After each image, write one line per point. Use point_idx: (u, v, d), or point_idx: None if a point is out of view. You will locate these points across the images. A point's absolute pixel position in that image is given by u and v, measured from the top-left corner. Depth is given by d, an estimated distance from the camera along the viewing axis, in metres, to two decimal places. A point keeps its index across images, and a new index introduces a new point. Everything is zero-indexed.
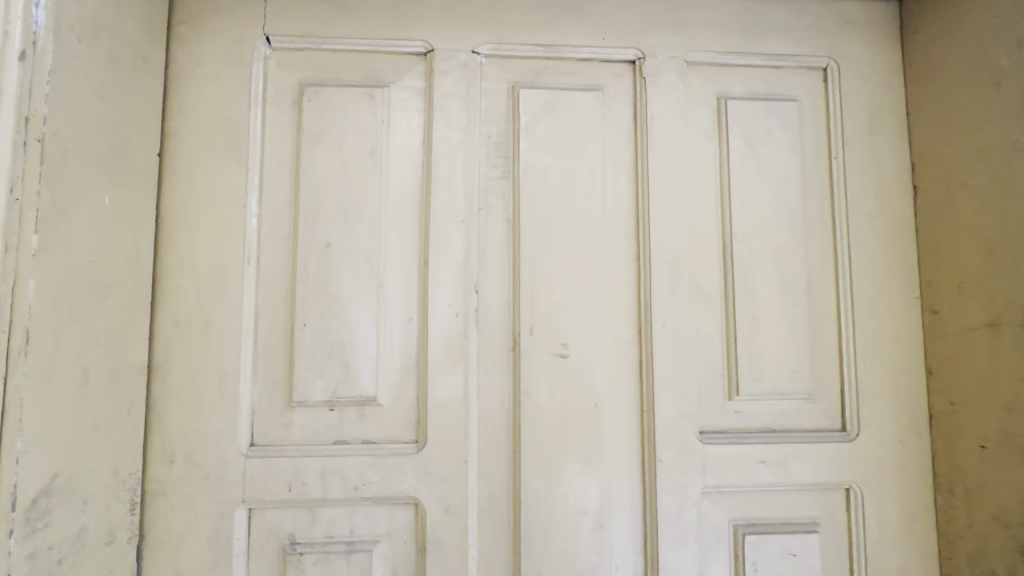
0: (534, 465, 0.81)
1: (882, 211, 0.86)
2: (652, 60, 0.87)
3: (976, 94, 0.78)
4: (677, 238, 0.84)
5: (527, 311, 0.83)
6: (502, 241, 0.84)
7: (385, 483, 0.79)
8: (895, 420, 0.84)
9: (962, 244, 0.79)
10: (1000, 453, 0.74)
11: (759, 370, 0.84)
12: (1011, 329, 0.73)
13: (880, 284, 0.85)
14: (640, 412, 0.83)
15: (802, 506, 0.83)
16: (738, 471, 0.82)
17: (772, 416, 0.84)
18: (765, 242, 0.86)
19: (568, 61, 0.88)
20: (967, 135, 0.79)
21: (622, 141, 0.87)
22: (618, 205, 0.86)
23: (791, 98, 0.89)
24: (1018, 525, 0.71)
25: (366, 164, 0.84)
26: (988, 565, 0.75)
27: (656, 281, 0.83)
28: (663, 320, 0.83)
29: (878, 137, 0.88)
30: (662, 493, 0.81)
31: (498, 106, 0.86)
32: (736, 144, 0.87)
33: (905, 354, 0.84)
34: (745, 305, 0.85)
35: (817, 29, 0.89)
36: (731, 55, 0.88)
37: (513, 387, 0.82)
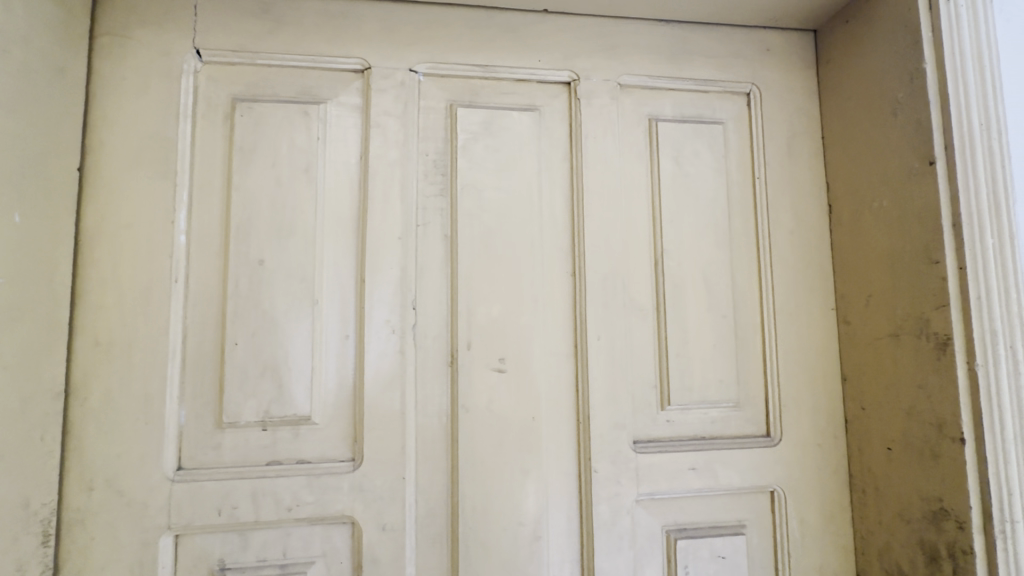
0: (472, 479, 0.81)
1: (799, 227, 0.92)
2: (585, 82, 0.90)
3: (877, 121, 0.84)
4: (611, 254, 0.87)
5: (464, 326, 0.84)
6: (440, 257, 0.85)
7: (319, 503, 0.78)
8: (813, 424, 0.89)
9: (869, 259, 0.85)
10: (902, 454, 0.79)
11: (688, 380, 0.88)
12: (909, 339, 0.78)
13: (798, 296, 0.91)
14: (576, 424, 0.85)
15: (730, 509, 0.87)
16: (670, 478, 0.85)
17: (701, 424, 0.88)
18: (693, 257, 0.90)
19: (505, 81, 0.90)
20: (871, 159, 0.85)
21: (557, 160, 0.90)
22: (554, 222, 0.88)
23: (716, 120, 0.94)
24: (919, 522, 0.76)
25: (301, 180, 0.83)
26: (894, 558, 0.80)
27: (592, 297, 0.86)
28: (598, 334, 0.85)
29: (796, 159, 0.94)
30: (597, 502, 0.83)
31: (436, 124, 0.87)
32: (666, 164, 0.91)
33: (822, 362, 0.90)
34: (676, 317, 0.89)
35: (739, 56, 0.95)
36: (660, 79, 0.92)
37: (451, 402, 0.83)
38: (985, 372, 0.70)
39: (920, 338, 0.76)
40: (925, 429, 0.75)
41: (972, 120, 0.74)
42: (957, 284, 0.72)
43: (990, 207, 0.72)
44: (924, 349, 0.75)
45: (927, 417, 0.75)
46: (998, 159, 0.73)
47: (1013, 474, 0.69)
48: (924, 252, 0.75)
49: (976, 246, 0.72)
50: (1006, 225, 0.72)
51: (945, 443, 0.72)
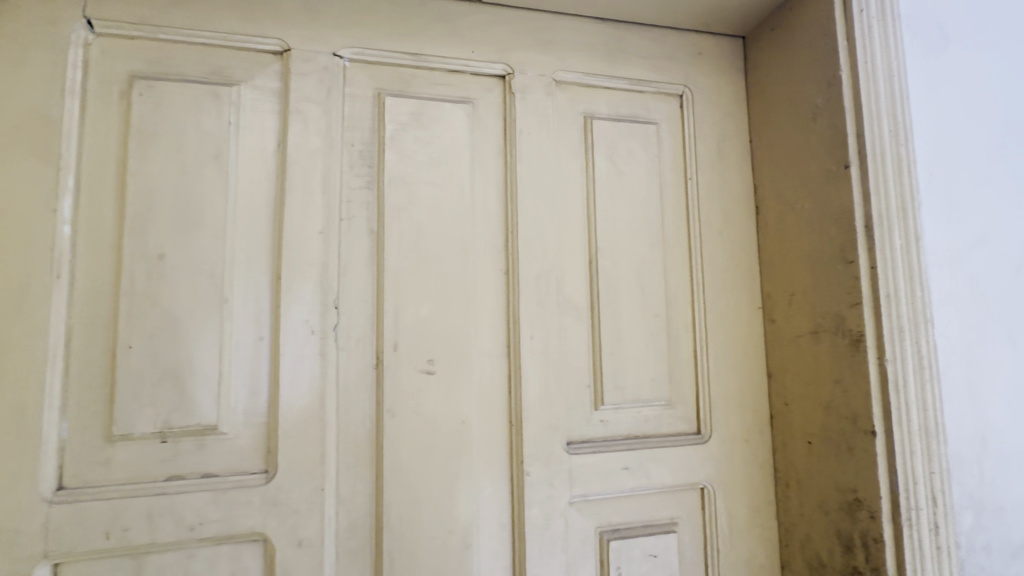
0: (397, 488, 0.77)
1: (728, 228, 0.94)
2: (520, 76, 0.88)
3: (799, 126, 0.87)
4: (545, 252, 0.86)
5: (391, 326, 0.79)
6: (365, 253, 0.80)
7: (226, 520, 0.72)
8: (740, 420, 0.91)
9: (791, 259, 0.87)
10: (821, 447, 0.81)
11: (622, 380, 0.88)
12: (827, 336, 0.80)
13: (727, 295, 0.93)
14: (508, 426, 0.82)
15: (662, 508, 0.87)
16: (603, 479, 0.84)
17: (635, 423, 0.88)
18: (627, 256, 0.90)
19: (437, 71, 0.86)
20: (793, 162, 0.87)
21: (491, 155, 0.87)
22: (487, 219, 0.85)
23: (650, 120, 0.95)
24: (835, 512, 0.79)
25: (210, 167, 0.76)
26: (814, 549, 0.83)
27: (525, 295, 0.84)
28: (531, 334, 0.83)
29: (725, 161, 0.96)
30: (529, 506, 0.81)
31: (363, 113, 0.83)
32: (600, 162, 0.91)
33: (749, 359, 0.92)
34: (610, 316, 0.88)
35: (672, 58, 0.96)
36: (596, 77, 0.92)
37: (377, 406, 0.78)
38: (894, 367, 0.73)
39: (837, 335, 0.78)
40: (841, 423, 0.78)
41: (882, 126, 0.77)
42: (870, 282, 0.75)
43: (897, 210, 0.76)
44: (840, 346, 0.78)
45: (842, 411, 0.77)
46: (905, 165, 0.77)
47: (918, 463, 0.72)
48: (840, 252, 0.78)
49: (886, 247, 0.75)
50: (911, 227, 0.76)
51: (859, 435, 0.75)
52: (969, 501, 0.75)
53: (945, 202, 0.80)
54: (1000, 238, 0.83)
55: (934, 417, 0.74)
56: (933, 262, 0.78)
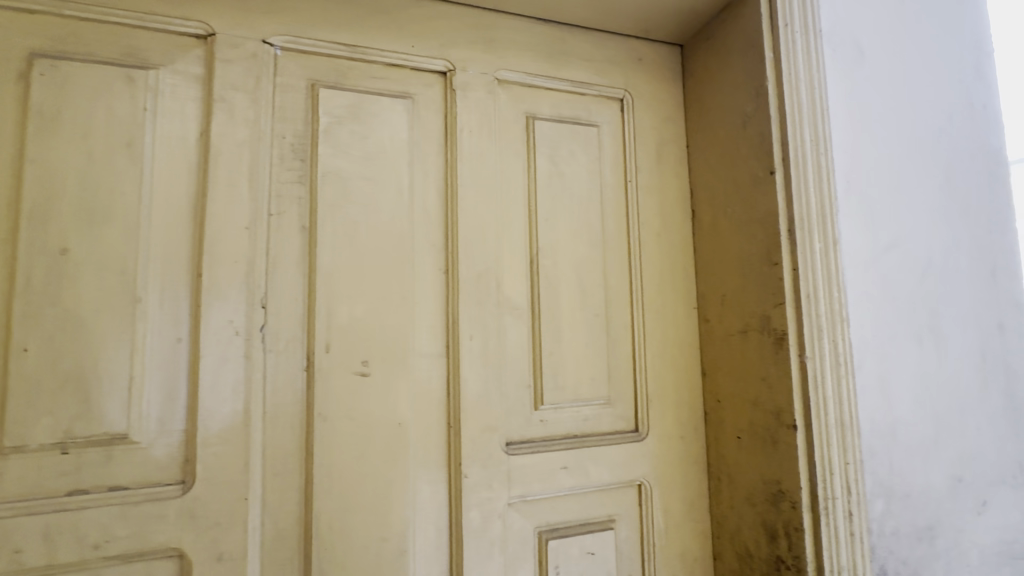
0: (328, 495, 0.74)
1: (666, 230, 0.97)
2: (461, 74, 0.87)
3: (730, 132, 0.90)
4: (485, 252, 0.85)
5: (322, 326, 0.76)
6: (297, 251, 0.77)
7: (137, 536, 0.67)
8: (676, 417, 0.94)
9: (723, 261, 0.90)
10: (749, 442, 0.84)
11: (561, 379, 0.88)
12: (755, 335, 0.84)
13: (663, 296, 0.95)
14: (447, 428, 0.81)
15: (600, 505, 0.88)
16: (541, 479, 0.84)
17: (574, 422, 0.88)
18: (567, 256, 0.91)
19: (375, 64, 0.84)
20: (725, 167, 0.91)
21: (431, 152, 0.86)
22: (426, 217, 0.84)
23: (592, 123, 0.96)
24: (761, 504, 0.82)
25: (122, 156, 0.71)
26: (743, 539, 0.86)
27: (464, 295, 0.83)
28: (471, 334, 0.83)
29: (663, 165, 0.98)
30: (467, 508, 0.80)
31: (295, 104, 0.79)
32: (542, 163, 0.91)
33: (684, 358, 0.95)
34: (550, 317, 0.88)
35: (613, 62, 0.98)
36: (538, 77, 0.92)
37: (307, 410, 0.75)
38: (813, 363, 0.77)
39: (763, 334, 0.82)
40: (766, 418, 0.81)
41: (804, 136, 0.81)
42: (792, 283, 0.79)
43: (817, 215, 0.80)
44: (766, 344, 0.82)
45: (768, 406, 0.81)
46: (824, 172, 0.82)
47: (833, 454, 0.76)
48: (766, 255, 0.82)
49: (806, 250, 0.79)
50: (829, 231, 0.81)
51: (782, 429, 0.79)
52: (879, 489, 0.80)
53: (860, 208, 0.85)
54: (910, 242, 0.88)
55: (848, 410, 0.78)
56: (849, 264, 0.82)
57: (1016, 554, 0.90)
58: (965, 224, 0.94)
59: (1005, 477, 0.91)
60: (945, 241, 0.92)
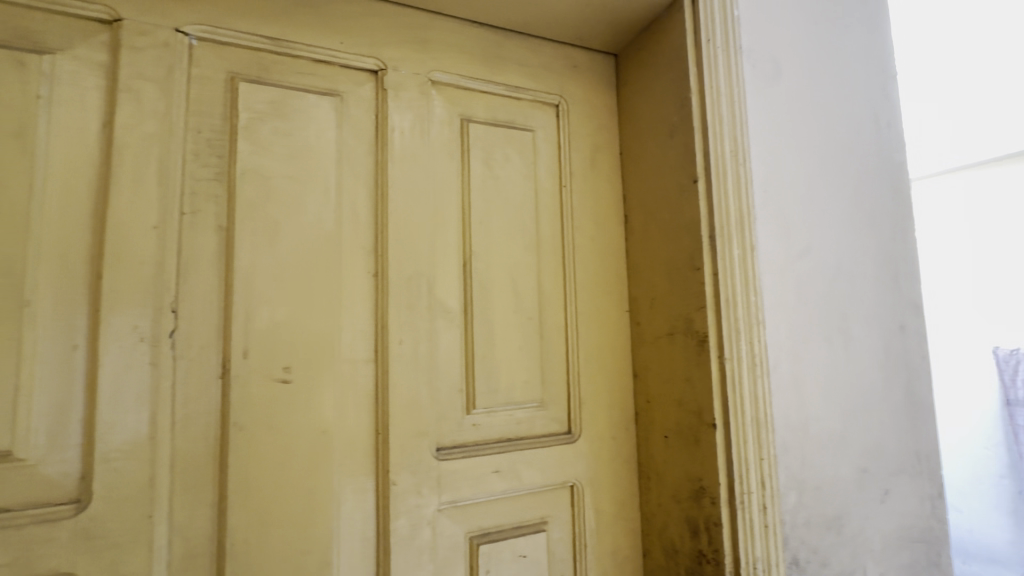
0: (245, 508, 0.71)
1: (599, 234, 0.99)
2: (394, 73, 0.86)
3: (658, 141, 0.93)
4: (416, 254, 0.84)
5: (240, 331, 0.73)
6: (212, 251, 0.73)
7: (22, 561, 0.61)
8: (607, 418, 0.96)
9: (652, 265, 0.93)
10: (675, 441, 0.87)
11: (494, 383, 0.88)
12: (680, 337, 0.87)
13: (596, 300, 0.97)
14: (374, 435, 0.79)
15: (533, 508, 0.89)
16: (473, 484, 0.84)
17: (507, 425, 0.88)
18: (501, 260, 0.91)
19: (302, 60, 0.81)
20: (654, 175, 0.94)
21: (361, 151, 0.84)
22: (355, 218, 0.82)
23: (527, 127, 0.97)
24: (685, 501, 0.85)
25: (10, 147, 0.65)
26: (669, 535, 0.89)
27: (393, 298, 0.81)
28: (400, 338, 0.81)
29: (597, 171, 1.01)
30: (395, 517, 0.78)
31: (212, 98, 0.75)
32: (476, 166, 0.91)
33: (616, 359, 0.97)
34: (483, 320, 0.88)
35: (548, 69, 0.99)
36: (473, 80, 0.92)
37: (222, 419, 0.71)
38: (731, 364, 0.81)
39: (687, 336, 0.85)
40: (690, 417, 0.84)
41: (724, 147, 0.85)
42: (712, 287, 0.82)
43: (736, 223, 0.84)
44: (689, 346, 0.85)
45: (691, 406, 0.84)
46: (742, 181, 0.86)
47: (750, 451, 0.80)
48: (690, 260, 0.85)
49: (726, 256, 0.83)
50: (747, 238, 0.85)
51: (703, 428, 0.82)
52: (792, 482, 0.85)
53: (776, 216, 0.90)
54: (821, 249, 0.94)
55: (763, 408, 0.82)
56: (765, 269, 0.87)
57: (914, 538, 0.97)
58: (871, 233, 1.01)
59: (905, 467, 0.99)
60: (852, 248, 0.98)
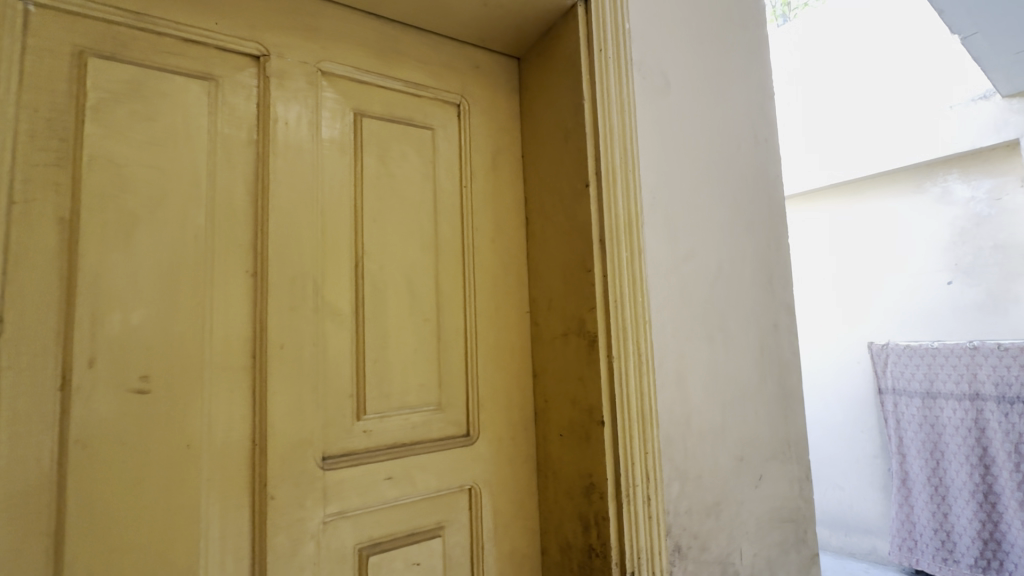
0: (88, 535, 0.63)
1: (500, 235, 0.99)
2: (278, 60, 0.81)
3: (555, 145, 0.95)
4: (302, 253, 0.79)
5: (85, 336, 0.65)
6: (52, 246, 0.64)
7: None
8: (506, 419, 0.96)
9: (550, 267, 0.95)
10: (569, 439, 0.89)
11: (388, 387, 0.85)
12: (574, 337, 0.89)
13: (497, 301, 0.97)
14: (251, 447, 0.74)
15: (429, 514, 0.87)
16: (362, 493, 0.81)
17: (401, 430, 0.86)
18: (396, 259, 0.88)
19: (170, 38, 0.74)
20: (552, 177, 0.96)
21: (240, 141, 0.78)
22: (230, 213, 0.76)
23: (426, 125, 0.95)
24: (578, 497, 0.87)
25: None
26: (564, 532, 0.90)
27: (275, 299, 0.76)
28: (282, 342, 0.76)
29: (499, 173, 1.01)
30: (274, 533, 0.73)
31: (53, 73, 0.66)
32: (370, 162, 0.88)
33: (516, 360, 0.98)
34: (377, 322, 0.85)
35: (448, 67, 0.98)
36: (367, 74, 0.89)
37: (61, 437, 0.63)
38: (618, 363, 0.84)
39: (579, 336, 0.87)
40: (581, 415, 0.87)
41: (614, 153, 0.89)
42: (601, 288, 0.85)
43: (624, 227, 0.88)
44: (581, 345, 0.87)
45: (582, 404, 0.86)
46: (631, 187, 0.90)
47: (635, 445, 0.84)
48: (582, 262, 0.87)
49: (615, 258, 0.86)
50: (635, 241, 0.89)
51: (593, 425, 0.84)
52: (675, 473, 0.90)
53: (663, 221, 0.95)
54: (704, 253, 1.01)
55: (648, 405, 0.86)
56: (652, 271, 0.91)
57: (784, 518, 1.07)
58: (749, 240, 1.10)
59: (776, 453, 1.08)
60: (732, 252, 1.06)
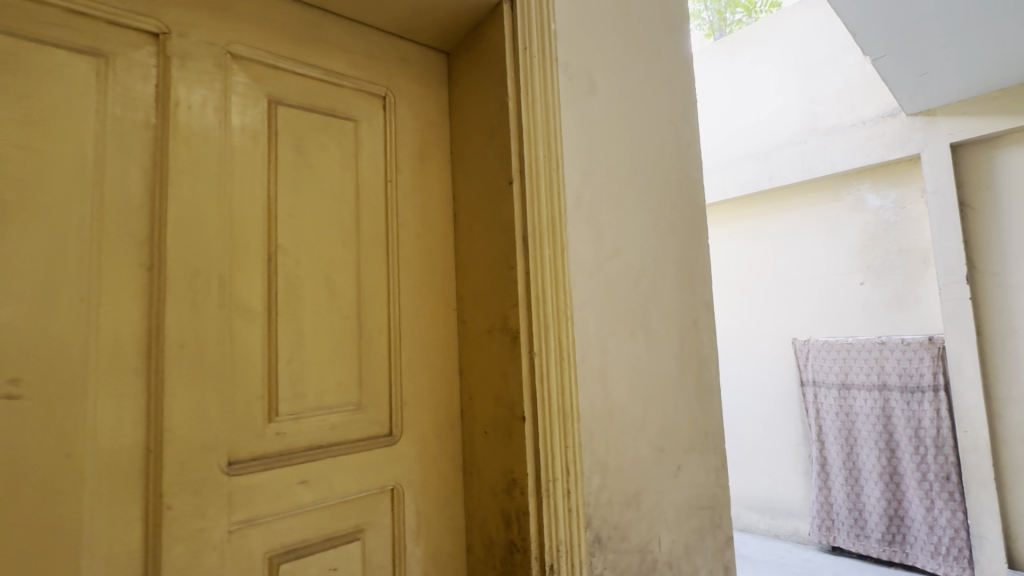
0: None
1: (427, 231, 0.98)
2: (180, 40, 0.75)
3: (481, 141, 0.94)
4: (207, 246, 0.74)
5: None
6: None
7: None
8: (431, 417, 0.95)
9: (476, 264, 0.95)
10: (493, 436, 0.89)
11: (303, 387, 0.82)
12: (497, 334, 0.89)
13: (423, 298, 0.96)
14: (145, 453, 0.69)
15: (347, 517, 0.84)
16: (273, 499, 0.77)
17: (318, 432, 0.82)
18: (314, 254, 0.85)
19: (52, 8, 0.67)
20: (478, 174, 0.95)
21: (134, 124, 0.72)
22: (122, 201, 0.70)
23: (348, 116, 0.92)
24: (501, 494, 0.87)
25: None
26: (488, 529, 0.90)
27: (176, 295, 0.71)
28: (182, 340, 0.71)
29: (426, 168, 1.00)
30: (170, 546, 0.68)
31: None
32: (286, 153, 0.84)
33: (441, 358, 0.97)
34: (292, 319, 0.82)
35: (373, 58, 0.96)
36: (283, 60, 0.85)
37: None
38: (539, 359, 0.85)
39: (502, 333, 0.87)
40: (504, 412, 0.87)
41: (538, 152, 0.89)
42: (524, 286, 0.86)
43: (547, 224, 0.89)
44: (504, 342, 0.87)
45: (505, 401, 0.86)
46: (554, 186, 0.91)
47: (555, 440, 0.85)
48: (505, 259, 0.88)
49: (537, 256, 0.87)
50: (559, 239, 0.90)
51: (515, 421, 0.85)
52: (596, 466, 0.92)
53: (587, 219, 0.97)
54: (628, 252, 1.04)
55: (569, 399, 0.88)
56: (575, 269, 0.93)
57: (701, 506, 1.12)
58: (672, 240, 1.14)
59: (695, 444, 1.13)
60: (655, 251, 1.10)
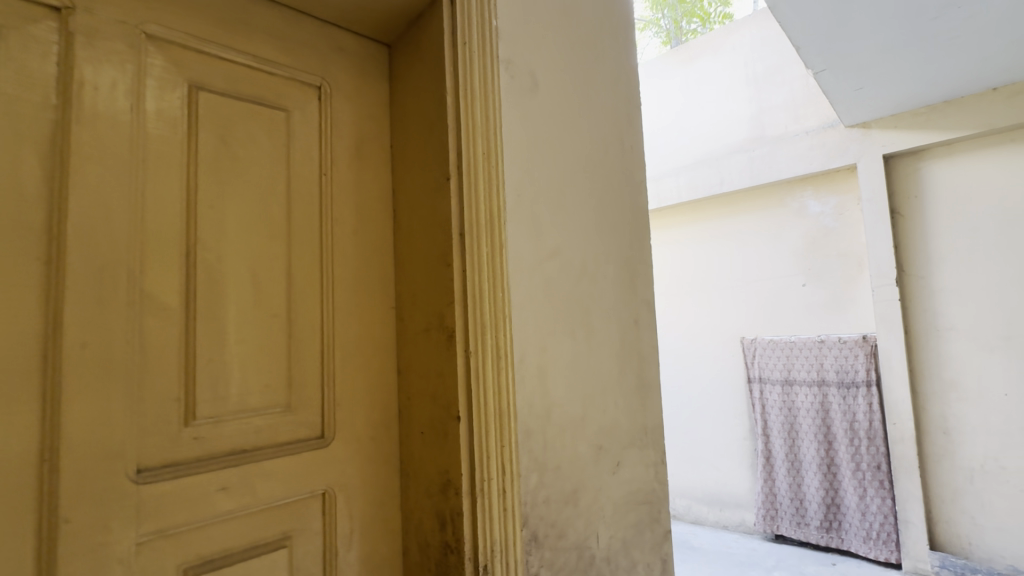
0: None
1: (365, 227, 0.95)
2: (87, 16, 0.70)
3: (421, 136, 0.93)
4: (117, 239, 0.69)
5: None
6: None
7: None
8: (366, 418, 0.92)
9: (414, 261, 0.93)
10: (429, 437, 0.88)
11: (224, 389, 0.78)
12: (434, 333, 0.87)
13: (359, 295, 0.93)
14: (40, 463, 0.63)
15: (273, 524, 0.80)
16: (190, 508, 0.72)
17: (241, 436, 0.78)
18: (240, 249, 0.81)
19: None
20: (417, 170, 0.93)
21: (31, 105, 0.66)
22: (16, 188, 0.64)
23: (279, 106, 0.88)
24: (436, 495, 0.86)
25: None
26: (424, 531, 0.89)
27: (79, 291, 0.66)
28: (85, 340, 0.66)
29: (364, 162, 0.97)
30: (67, 562, 0.63)
31: None
32: (209, 142, 0.80)
33: (378, 357, 0.95)
34: (214, 317, 0.77)
35: (307, 46, 0.92)
36: (206, 44, 0.81)
37: None
38: (475, 358, 0.84)
39: (439, 332, 0.86)
40: (440, 412, 0.86)
41: (476, 149, 0.89)
42: (460, 284, 0.85)
43: (486, 222, 0.88)
44: (441, 341, 0.86)
45: (441, 400, 0.85)
46: (493, 184, 0.90)
47: (491, 439, 0.85)
48: (442, 256, 0.86)
49: (474, 254, 0.86)
50: (497, 238, 0.89)
51: (450, 422, 0.84)
52: (534, 465, 0.92)
53: (528, 218, 0.97)
54: (569, 251, 1.04)
55: (506, 398, 0.88)
56: (514, 268, 0.93)
57: (640, 501, 1.15)
58: (613, 240, 1.16)
59: (634, 440, 1.16)
60: (596, 250, 1.11)
